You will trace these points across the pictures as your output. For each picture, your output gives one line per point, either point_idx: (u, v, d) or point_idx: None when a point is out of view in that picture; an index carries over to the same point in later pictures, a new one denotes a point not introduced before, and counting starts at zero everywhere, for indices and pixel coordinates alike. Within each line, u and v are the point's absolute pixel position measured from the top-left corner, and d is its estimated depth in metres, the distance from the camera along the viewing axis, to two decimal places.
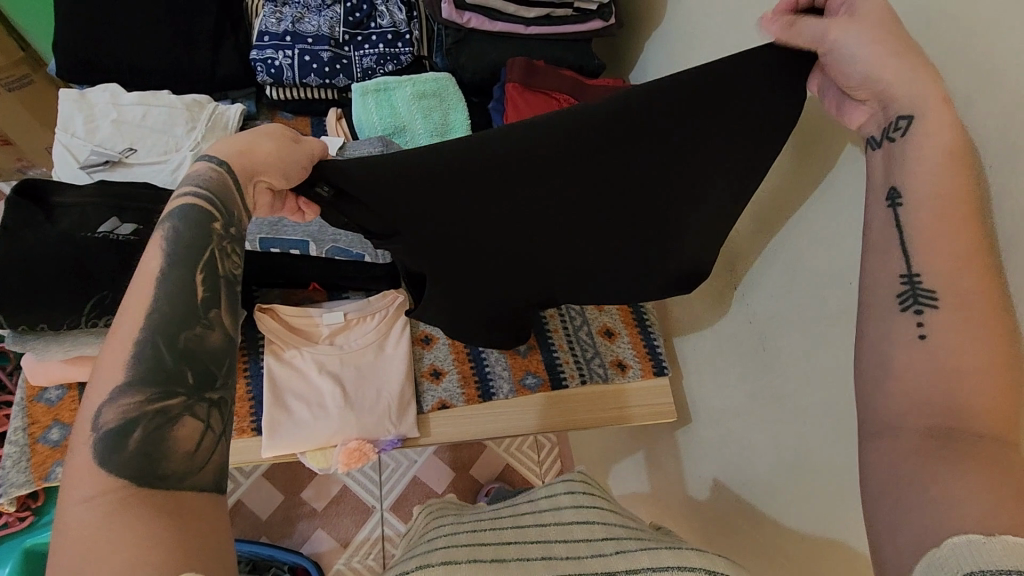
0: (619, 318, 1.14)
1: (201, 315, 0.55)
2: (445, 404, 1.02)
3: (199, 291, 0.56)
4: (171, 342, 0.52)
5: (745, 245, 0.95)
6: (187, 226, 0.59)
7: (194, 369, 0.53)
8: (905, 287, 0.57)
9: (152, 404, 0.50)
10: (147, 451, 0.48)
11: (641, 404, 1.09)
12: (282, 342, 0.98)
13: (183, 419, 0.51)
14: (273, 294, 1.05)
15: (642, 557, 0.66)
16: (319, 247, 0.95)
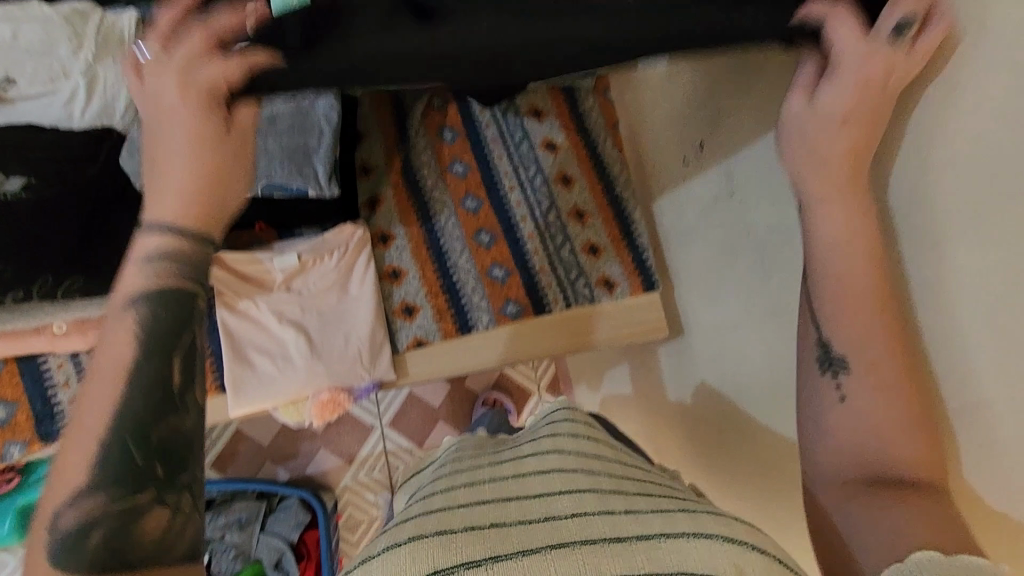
0: (604, 232, 1.04)
1: (146, 453, 0.48)
2: (421, 341, 0.96)
3: (175, 376, 0.51)
4: (142, 433, 0.48)
5: (743, 144, 0.83)
6: (160, 306, 0.52)
7: (165, 462, 0.49)
8: (818, 353, 0.57)
9: (117, 502, 0.47)
10: (112, 550, 0.46)
11: (632, 323, 1.03)
12: (232, 292, 0.88)
13: (154, 510, 0.48)
14: None
15: (655, 525, 0.56)
16: (252, 186, 0.81)
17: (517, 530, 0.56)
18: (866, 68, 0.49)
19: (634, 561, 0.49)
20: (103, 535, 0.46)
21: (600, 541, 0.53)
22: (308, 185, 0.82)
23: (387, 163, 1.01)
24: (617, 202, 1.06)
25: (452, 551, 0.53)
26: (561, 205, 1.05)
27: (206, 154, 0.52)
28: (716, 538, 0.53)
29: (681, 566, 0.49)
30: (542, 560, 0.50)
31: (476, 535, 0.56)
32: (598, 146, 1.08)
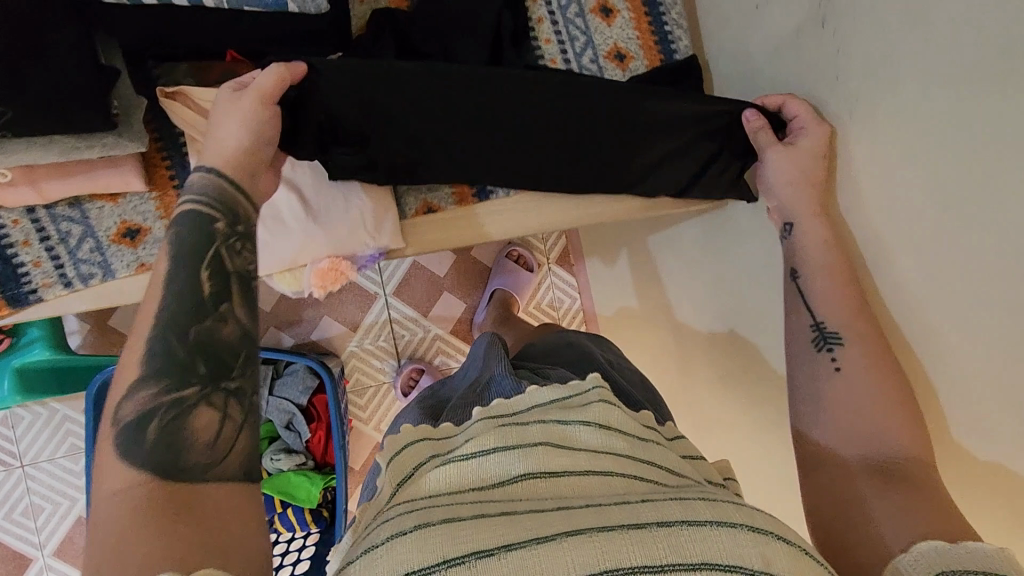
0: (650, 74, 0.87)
1: (208, 313, 0.60)
2: (430, 207, 0.84)
3: (206, 286, 0.61)
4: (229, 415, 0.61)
5: None
6: (187, 232, 0.63)
7: (205, 360, 0.58)
8: (815, 334, 0.80)
9: (167, 395, 0.55)
10: (167, 442, 0.53)
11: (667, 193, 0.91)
12: (208, 139, 0.75)
13: (199, 408, 0.56)
14: (180, 71, 0.74)
15: (671, 508, 0.53)
16: None
17: (525, 519, 0.53)
18: (821, 134, 0.82)
19: (656, 552, 0.48)
20: (161, 424, 0.54)
21: (623, 528, 0.50)
22: None
23: None
24: (664, 41, 0.90)
25: (462, 537, 0.50)
26: (600, 42, 0.89)
27: (234, 129, 0.67)
28: (740, 525, 0.51)
29: (704, 557, 0.48)
30: (556, 547, 0.49)
31: (488, 522, 0.52)
32: None
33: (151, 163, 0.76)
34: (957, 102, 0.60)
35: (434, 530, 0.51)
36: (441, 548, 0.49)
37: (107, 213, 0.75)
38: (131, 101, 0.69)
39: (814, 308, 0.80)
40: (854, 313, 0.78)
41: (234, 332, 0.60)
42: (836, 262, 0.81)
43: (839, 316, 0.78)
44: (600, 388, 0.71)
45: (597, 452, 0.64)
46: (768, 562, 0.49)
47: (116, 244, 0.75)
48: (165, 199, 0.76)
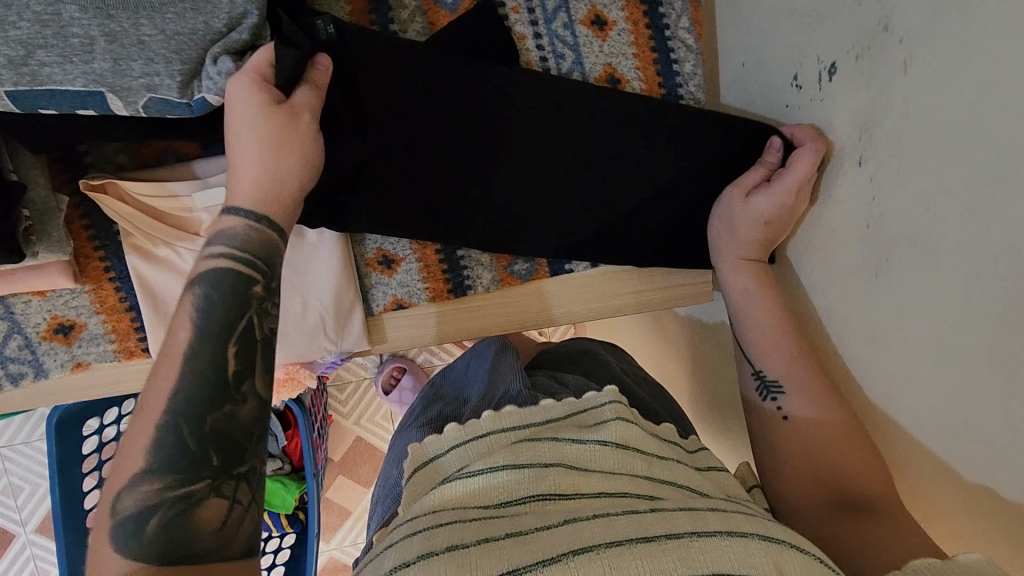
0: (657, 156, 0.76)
1: (234, 392, 0.47)
2: (402, 302, 0.75)
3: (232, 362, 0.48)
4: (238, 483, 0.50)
5: (901, 120, 0.53)
6: (216, 288, 0.49)
7: (221, 447, 0.45)
8: (756, 382, 0.68)
9: (173, 487, 0.43)
10: (169, 542, 0.41)
11: (662, 289, 0.82)
12: (145, 235, 0.65)
13: (210, 500, 0.43)
14: (110, 147, 0.65)
15: (682, 519, 0.45)
16: (125, 105, 0.52)
17: (536, 538, 0.43)
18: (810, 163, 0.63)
19: (670, 568, 0.40)
20: (166, 519, 0.42)
21: (625, 543, 0.42)
22: (212, 98, 0.53)
23: None
24: None
25: (468, 566, 0.41)
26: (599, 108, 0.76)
27: (278, 168, 0.53)
28: (752, 535, 0.43)
29: (715, 568, 0.40)
30: (565, 569, 0.40)
31: (494, 546, 0.43)
32: (666, 30, 0.74)
33: (82, 253, 0.66)
34: (964, 324, 0.50)
35: (440, 560, 0.41)
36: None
37: (35, 309, 0.66)
38: (50, 201, 0.59)
39: (751, 356, 0.68)
40: (797, 363, 0.65)
41: (258, 415, 0.48)
42: (778, 333, 0.67)
43: (775, 364, 0.66)
44: (618, 403, 0.58)
45: (613, 472, 0.53)
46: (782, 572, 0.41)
47: (47, 342, 0.68)
48: (100, 293, 0.68)
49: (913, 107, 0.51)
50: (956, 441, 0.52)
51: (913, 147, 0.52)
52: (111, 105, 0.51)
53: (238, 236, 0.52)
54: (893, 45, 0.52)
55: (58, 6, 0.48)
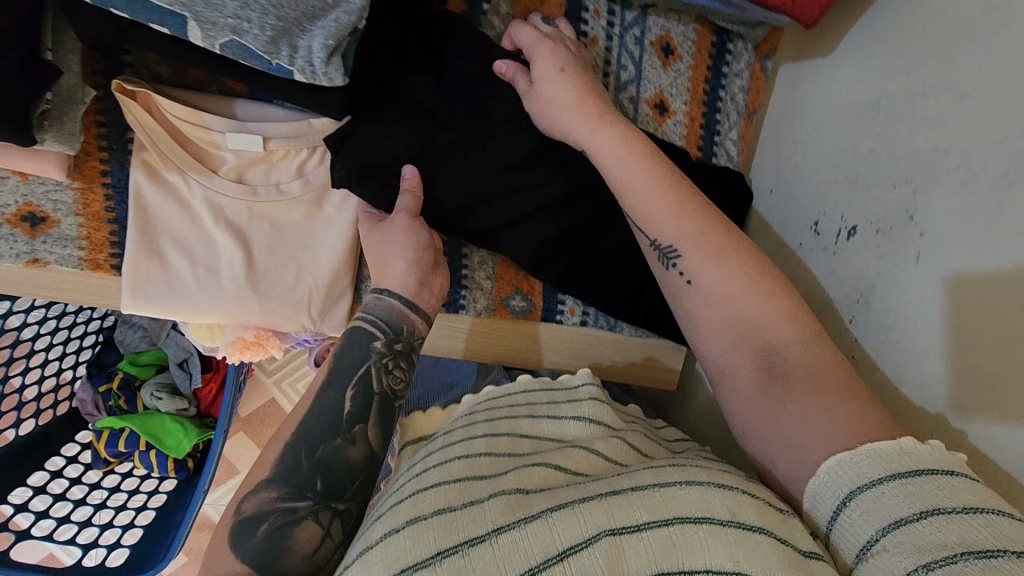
0: None
1: (347, 428, 0.56)
2: None
3: (347, 406, 0.57)
4: (310, 452, 0.54)
5: (896, 304, 0.58)
6: (346, 344, 0.61)
7: (324, 477, 0.53)
8: (659, 254, 0.61)
9: (282, 502, 0.51)
10: (271, 548, 0.49)
11: (640, 365, 0.84)
12: (159, 156, 0.62)
13: (306, 521, 0.50)
14: (153, 58, 0.61)
15: (646, 473, 0.45)
16: (204, 37, 0.48)
17: (515, 499, 0.44)
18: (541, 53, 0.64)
19: (636, 513, 0.41)
20: (269, 526, 0.50)
21: (594, 498, 0.43)
22: (294, 66, 0.49)
23: None
24: None
25: (454, 529, 0.42)
26: None
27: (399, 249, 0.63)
28: (707, 483, 0.43)
29: (678, 511, 0.41)
30: (544, 522, 0.41)
31: (479, 507, 0.43)
32: (716, 136, 0.79)
33: (84, 149, 0.62)
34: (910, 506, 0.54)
35: (428, 524, 0.42)
36: (432, 542, 0.41)
37: (9, 188, 0.61)
38: (76, 91, 0.55)
39: (646, 228, 0.61)
40: (702, 233, 0.58)
41: (368, 455, 0.55)
42: (660, 194, 0.60)
43: (681, 233, 0.59)
44: (591, 385, 0.60)
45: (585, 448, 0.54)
46: (738, 514, 0.41)
47: (9, 227, 0.62)
48: (87, 195, 0.63)
49: (920, 297, 0.56)
50: None
51: (909, 332, 0.57)
52: (185, 32, 0.47)
53: (383, 306, 0.62)
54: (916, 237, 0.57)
55: None
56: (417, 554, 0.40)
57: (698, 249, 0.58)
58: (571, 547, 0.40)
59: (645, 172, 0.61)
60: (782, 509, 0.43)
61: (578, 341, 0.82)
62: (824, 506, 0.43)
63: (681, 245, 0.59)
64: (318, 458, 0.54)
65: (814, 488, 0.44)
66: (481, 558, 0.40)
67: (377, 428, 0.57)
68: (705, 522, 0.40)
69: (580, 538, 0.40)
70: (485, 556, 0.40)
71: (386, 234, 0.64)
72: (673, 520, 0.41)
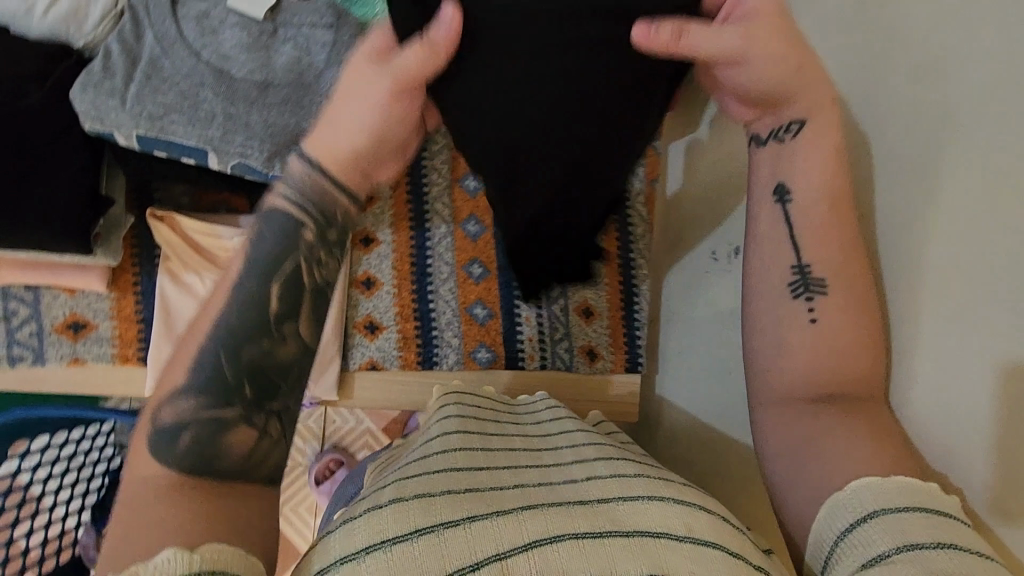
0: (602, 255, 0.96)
1: (275, 328, 0.43)
2: (375, 364, 0.87)
3: (273, 303, 0.44)
4: (234, 353, 0.42)
5: None
6: (271, 235, 0.45)
7: (255, 383, 0.43)
8: (793, 277, 0.49)
9: (206, 411, 0.41)
10: (202, 455, 0.40)
11: (599, 399, 0.95)
12: (181, 262, 0.78)
13: (237, 427, 0.41)
14: (177, 190, 0.80)
15: (614, 484, 0.47)
16: (219, 163, 0.67)
17: (491, 497, 0.45)
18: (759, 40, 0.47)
19: (599, 522, 0.41)
20: (194, 437, 0.40)
21: (563, 505, 0.44)
22: None
23: None
24: (626, 267, 0.96)
25: (431, 511, 0.41)
26: None
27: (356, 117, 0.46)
28: (671, 497, 0.44)
29: (639, 525, 0.41)
30: (513, 521, 0.41)
31: (456, 496, 0.44)
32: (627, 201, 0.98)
33: (120, 266, 0.78)
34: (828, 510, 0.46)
35: (407, 505, 0.42)
36: (409, 520, 0.40)
37: (59, 303, 0.76)
38: (120, 219, 0.73)
39: (792, 178, 0.49)
40: (828, 167, 0.48)
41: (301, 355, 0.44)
42: (821, 147, 0.48)
43: (808, 178, 0.49)
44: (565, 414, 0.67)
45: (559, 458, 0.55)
46: (693, 529, 0.42)
47: (56, 334, 0.77)
48: (120, 302, 0.78)
49: (910, 343, 0.45)
50: None
51: None
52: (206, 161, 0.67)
53: (291, 200, 0.46)
54: (902, 241, 0.46)
55: (198, 90, 0.65)
56: (395, 529, 0.40)
57: (832, 278, 0.47)
58: (537, 539, 0.40)
59: (834, 172, 0.48)
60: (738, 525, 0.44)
61: (542, 384, 0.93)
62: (833, 525, 0.39)
63: (795, 173, 0.49)
64: (243, 362, 0.42)
65: (827, 510, 0.40)
66: (454, 538, 0.39)
67: (312, 323, 0.45)
68: (664, 535, 0.41)
69: (545, 536, 0.40)
70: (456, 539, 0.39)
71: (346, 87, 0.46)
72: (634, 532, 0.41)
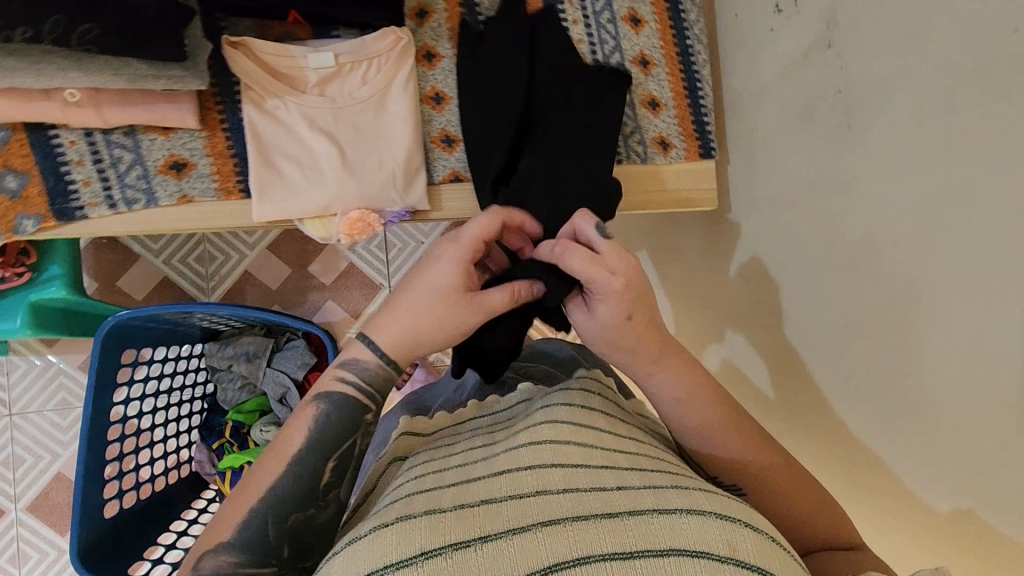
0: (659, 45, 0.95)
1: (321, 496, 0.62)
2: (457, 176, 0.90)
3: (323, 473, 0.62)
4: (279, 522, 0.59)
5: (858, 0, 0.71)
6: (334, 410, 0.65)
7: (290, 545, 0.59)
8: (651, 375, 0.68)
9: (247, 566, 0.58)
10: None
11: (677, 190, 0.96)
12: (261, 89, 0.81)
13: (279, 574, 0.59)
14: (244, 25, 0.82)
15: (644, 497, 0.48)
16: None
17: (506, 508, 0.48)
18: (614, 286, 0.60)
19: (626, 541, 0.43)
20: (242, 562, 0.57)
21: (586, 517, 0.45)
22: None
23: None
24: (685, 55, 0.96)
25: (438, 530, 0.47)
26: (617, 6, 0.94)
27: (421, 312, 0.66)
28: (708, 512, 0.46)
29: (671, 544, 0.43)
30: (532, 537, 0.44)
31: (467, 512, 0.49)
32: None
33: (204, 104, 0.81)
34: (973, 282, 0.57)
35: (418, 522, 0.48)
36: (417, 542, 0.46)
37: (157, 146, 0.80)
38: (200, 43, 0.74)
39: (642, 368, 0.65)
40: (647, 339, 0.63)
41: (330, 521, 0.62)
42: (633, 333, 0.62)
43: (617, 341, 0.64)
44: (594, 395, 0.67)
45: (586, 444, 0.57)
46: (737, 550, 0.43)
47: (162, 175, 0.81)
48: (212, 140, 0.82)
49: None
50: (925, 221, 0.63)
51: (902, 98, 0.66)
52: None
53: (369, 368, 0.66)
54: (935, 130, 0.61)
55: None
56: (402, 553, 0.45)
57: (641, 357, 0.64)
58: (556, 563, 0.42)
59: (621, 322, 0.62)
60: (753, 527, 0.46)
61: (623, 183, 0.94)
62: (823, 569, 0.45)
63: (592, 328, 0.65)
64: (286, 524, 0.60)
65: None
66: (467, 558, 0.44)
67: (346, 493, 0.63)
68: (699, 556, 0.42)
69: (568, 556, 0.43)
70: (470, 558, 0.43)
71: (420, 325, 0.65)
72: (668, 551, 0.42)
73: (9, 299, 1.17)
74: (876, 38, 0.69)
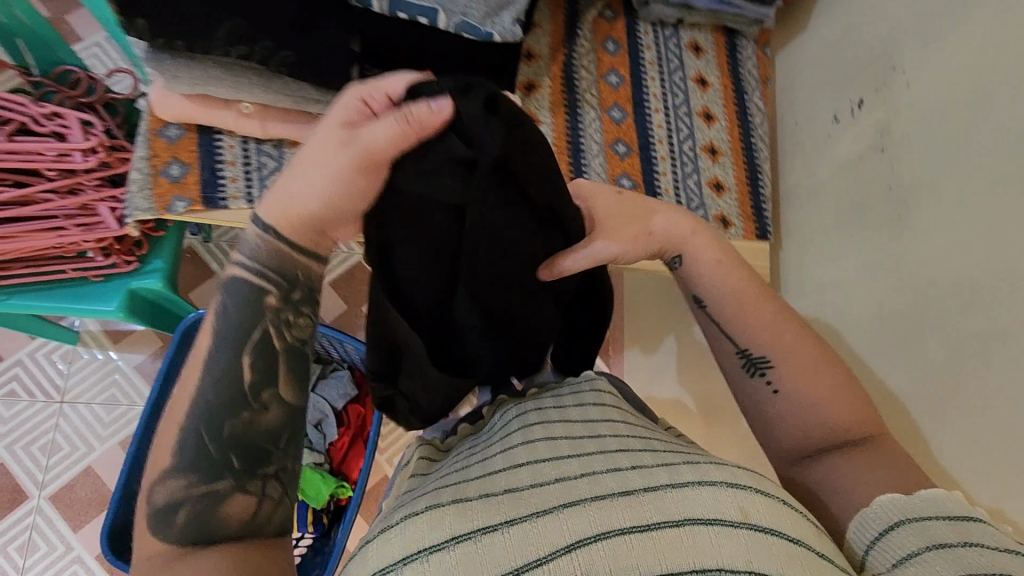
0: (726, 138, 1.09)
1: (254, 399, 0.55)
2: None
3: (250, 372, 0.55)
4: (212, 429, 0.53)
5: (909, 112, 0.85)
6: (237, 304, 0.56)
7: (239, 454, 0.54)
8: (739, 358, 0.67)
9: (197, 488, 0.52)
10: (201, 525, 0.51)
11: None
12: None
13: (232, 496, 0.52)
14: None
15: (659, 475, 0.51)
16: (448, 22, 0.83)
17: (529, 495, 0.51)
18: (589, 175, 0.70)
19: (646, 515, 0.47)
20: (189, 509, 0.51)
21: (609, 495, 0.49)
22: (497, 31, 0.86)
23: (551, 55, 1.07)
24: (749, 151, 1.10)
25: (467, 516, 0.48)
26: (693, 104, 1.10)
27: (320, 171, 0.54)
28: (720, 482, 0.50)
29: (687, 514, 0.47)
30: (561, 516, 0.47)
31: (493, 500, 0.51)
32: (745, 95, 1.12)
33: None
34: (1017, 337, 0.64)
35: (448, 509, 0.50)
36: (449, 527, 0.48)
37: None
38: None
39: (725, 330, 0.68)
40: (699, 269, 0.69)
41: (276, 422, 0.56)
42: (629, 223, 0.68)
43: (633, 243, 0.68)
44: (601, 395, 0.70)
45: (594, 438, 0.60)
46: (749, 514, 0.47)
47: None
48: None
49: None
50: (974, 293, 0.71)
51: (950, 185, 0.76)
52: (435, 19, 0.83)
53: (255, 245, 0.57)
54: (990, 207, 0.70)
55: None
56: (435, 538, 0.47)
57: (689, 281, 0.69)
58: (576, 542, 0.45)
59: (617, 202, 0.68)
60: (777, 504, 0.49)
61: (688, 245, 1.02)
62: (871, 529, 0.51)
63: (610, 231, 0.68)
64: (225, 433, 0.54)
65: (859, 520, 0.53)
66: (497, 544, 0.46)
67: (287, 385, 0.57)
68: (715, 524, 0.46)
69: (590, 533, 0.46)
70: (501, 543, 0.46)
71: (321, 185, 0.53)
72: (683, 521, 0.46)
73: (110, 283, 1.20)
74: (925, 141, 0.81)
